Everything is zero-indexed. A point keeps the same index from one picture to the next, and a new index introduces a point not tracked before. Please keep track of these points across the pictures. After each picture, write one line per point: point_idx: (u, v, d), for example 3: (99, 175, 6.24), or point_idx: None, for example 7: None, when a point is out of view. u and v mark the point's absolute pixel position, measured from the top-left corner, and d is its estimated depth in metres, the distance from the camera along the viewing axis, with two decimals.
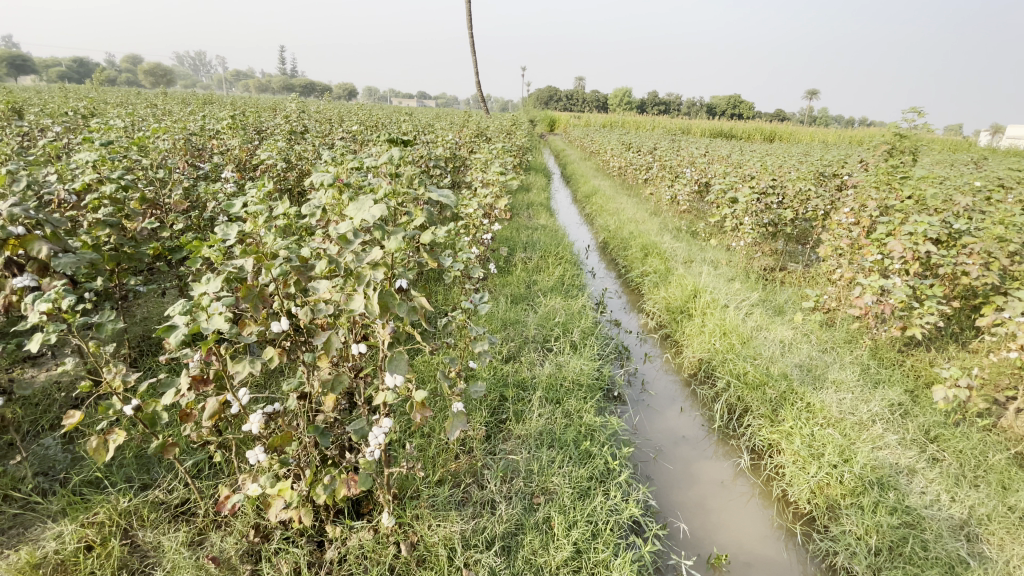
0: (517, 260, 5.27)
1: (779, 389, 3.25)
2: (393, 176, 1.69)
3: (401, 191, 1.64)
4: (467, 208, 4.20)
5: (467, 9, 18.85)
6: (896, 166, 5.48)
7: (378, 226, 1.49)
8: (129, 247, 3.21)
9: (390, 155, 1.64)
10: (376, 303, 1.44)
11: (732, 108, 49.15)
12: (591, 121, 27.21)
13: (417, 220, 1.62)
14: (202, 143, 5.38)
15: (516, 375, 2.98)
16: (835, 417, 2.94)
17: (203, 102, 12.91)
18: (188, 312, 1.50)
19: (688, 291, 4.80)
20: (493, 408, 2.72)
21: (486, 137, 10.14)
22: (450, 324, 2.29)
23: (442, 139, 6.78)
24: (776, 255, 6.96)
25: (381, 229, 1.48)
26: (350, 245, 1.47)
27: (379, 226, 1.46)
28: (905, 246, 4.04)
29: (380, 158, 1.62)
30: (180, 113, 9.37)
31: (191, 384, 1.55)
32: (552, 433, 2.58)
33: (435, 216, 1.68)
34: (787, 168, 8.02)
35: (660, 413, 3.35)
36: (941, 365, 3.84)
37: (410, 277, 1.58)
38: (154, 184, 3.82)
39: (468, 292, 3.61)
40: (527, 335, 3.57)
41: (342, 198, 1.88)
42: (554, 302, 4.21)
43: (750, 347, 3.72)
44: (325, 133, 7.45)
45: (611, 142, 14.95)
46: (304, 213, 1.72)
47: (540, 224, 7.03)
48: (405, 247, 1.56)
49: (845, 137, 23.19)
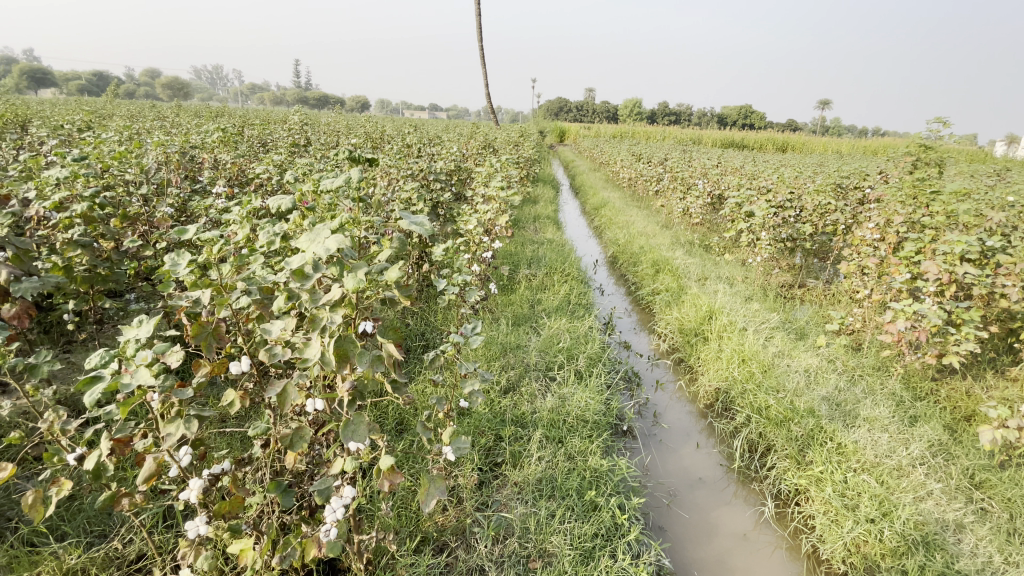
0: (521, 277, 5.02)
1: (805, 427, 2.94)
2: (358, 199, 1.45)
3: (366, 218, 1.39)
4: (467, 224, 3.95)
5: (477, 18, 18.75)
6: (923, 179, 5.16)
7: (337, 261, 1.25)
8: (104, 269, 3.01)
9: (353, 175, 1.40)
10: (333, 353, 1.19)
11: (743, 118, 48.89)
12: (600, 131, 27.04)
13: (386, 252, 1.37)
14: (198, 155, 5.22)
15: (514, 410, 2.72)
16: (870, 461, 2.62)
17: (214, 115, 12.85)
18: (110, 363, 1.27)
19: (702, 311, 4.52)
20: (487, 449, 2.45)
21: (492, 148, 9.95)
22: (437, 361, 2.04)
23: (446, 152, 6.59)
24: (794, 271, 6.65)
25: (340, 264, 1.24)
26: (305, 284, 1.24)
27: (337, 262, 1.22)
28: (941, 267, 3.69)
29: (339, 179, 1.38)
30: (187, 125, 9.28)
31: (115, 447, 1.35)
32: (553, 480, 2.31)
33: (407, 246, 1.43)
34: (804, 181, 7.70)
35: (673, 450, 3.07)
36: (981, 397, 3.50)
37: (376, 320, 1.34)
38: (137, 201, 3.63)
39: (465, 315, 3.36)
40: (529, 361, 3.31)
41: (308, 223, 1.65)
42: (559, 324, 3.94)
43: (771, 376, 3.42)
44: (327, 146, 7.29)
45: (621, 153, 14.73)
46: (261, 240, 1.49)
47: (547, 238, 6.78)
48: (368, 286, 1.31)
49: (859, 146, 22.81)
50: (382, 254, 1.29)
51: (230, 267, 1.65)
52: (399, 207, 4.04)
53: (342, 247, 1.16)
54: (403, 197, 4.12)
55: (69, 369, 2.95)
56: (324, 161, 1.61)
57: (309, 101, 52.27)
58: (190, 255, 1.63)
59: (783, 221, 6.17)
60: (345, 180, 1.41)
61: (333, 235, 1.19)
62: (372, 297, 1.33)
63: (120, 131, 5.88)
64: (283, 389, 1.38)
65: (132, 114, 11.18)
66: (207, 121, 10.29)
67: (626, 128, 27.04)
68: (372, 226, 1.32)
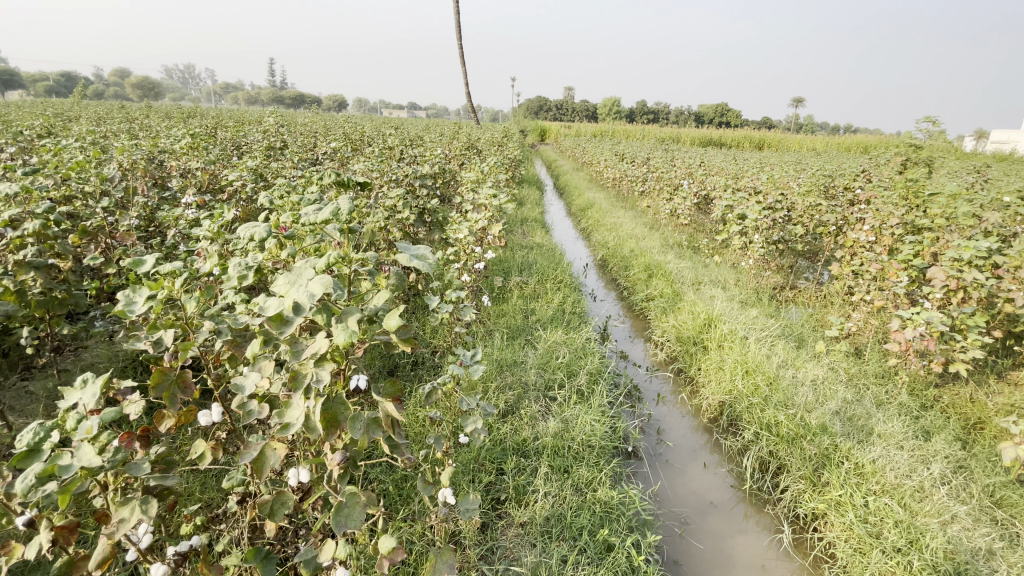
0: (512, 285, 4.83)
1: (819, 445, 2.82)
2: (346, 231, 1.25)
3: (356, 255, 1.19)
4: (458, 233, 3.74)
5: (457, 17, 18.46)
6: (915, 180, 5.12)
7: (322, 305, 1.04)
8: (63, 291, 2.73)
9: (341, 206, 1.20)
10: (320, 420, 0.99)
11: (720, 117, 49.51)
12: (581, 130, 26.98)
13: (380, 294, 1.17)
14: (166, 161, 4.89)
15: (516, 437, 2.53)
16: (890, 482, 2.50)
17: (184, 116, 12.34)
18: (45, 440, 1.05)
19: (701, 319, 4.38)
20: (489, 485, 2.26)
21: (477, 149, 9.71)
22: (435, 395, 1.84)
23: (430, 154, 6.36)
24: (785, 273, 6.59)
25: (326, 309, 1.04)
26: (286, 335, 1.03)
27: (324, 309, 1.01)
28: (947, 274, 3.60)
29: (323, 211, 1.18)
30: (155, 128, 8.87)
31: (58, 537, 1.12)
32: (561, 518, 2.14)
33: (404, 282, 1.23)
34: (791, 181, 7.66)
35: (681, 471, 2.91)
36: (987, 404, 3.44)
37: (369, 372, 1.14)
38: (98, 213, 3.33)
39: (459, 334, 3.15)
40: (527, 379, 3.12)
41: (287, 253, 1.43)
42: (555, 337, 3.76)
43: (778, 389, 3.29)
44: (304, 149, 6.97)
45: (605, 153, 14.63)
46: (231, 275, 1.27)
47: (536, 243, 6.59)
48: (360, 335, 1.11)
49: (834, 143, 23.18)
50: (379, 297, 1.08)
51: (195, 305, 1.41)
52: (386, 216, 3.80)
53: (329, 290, 0.95)
54: (389, 205, 3.89)
55: (23, 402, 2.66)
56: (309, 184, 1.41)
57: (285, 101, 51.10)
58: (147, 291, 1.38)
59: (774, 223, 6.10)
60: (335, 210, 1.21)
61: (318, 277, 0.98)
62: (365, 345, 1.13)
63: (82, 136, 5.51)
64: (261, 454, 1.18)
65: (96, 116, 10.63)
66: (178, 124, 9.84)
67: (607, 127, 27.03)
68: (367, 264, 1.12)
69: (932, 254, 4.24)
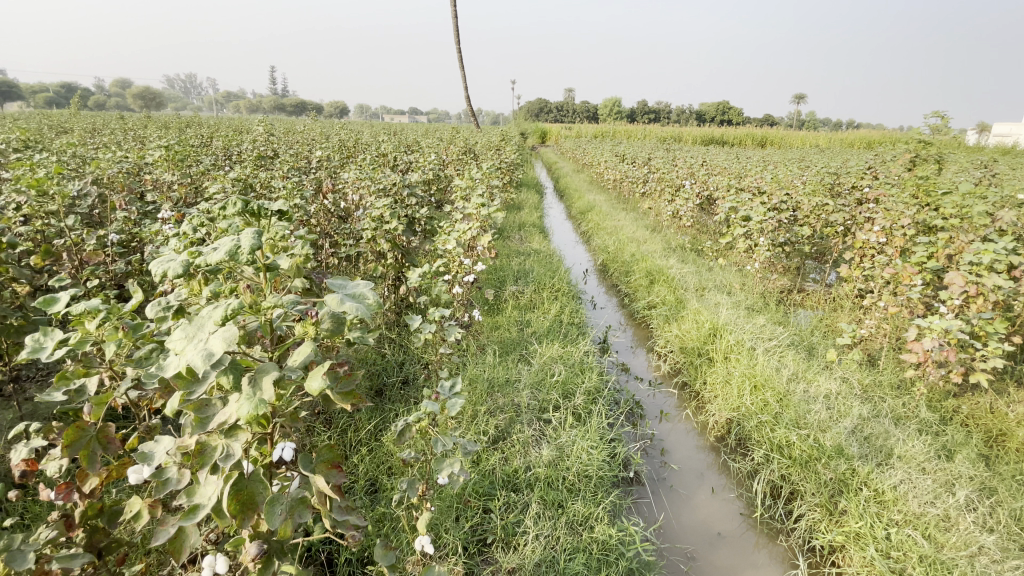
0: (508, 296, 4.64)
1: (835, 469, 2.60)
2: (262, 267, 1.11)
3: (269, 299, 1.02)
4: (446, 244, 3.54)
5: (454, 22, 18.36)
6: (926, 176, 4.88)
7: (231, 363, 0.87)
8: (19, 317, 2.55)
9: (248, 240, 1.03)
10: (229, 509, 0.86)
11: (722, 115, 49.23)
12: (582, 131, 26.76)
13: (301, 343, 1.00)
14: (148, 173, 4.73)
15: (505, 468, 2.34)
16: (913, 511, 2.28)
17: (180, 126, 12.22)
18: None
19: (705, 329, 4.16)
20: (473, 524, 2.07)
21: (474, 154, 9.53)
22: (409, 432, 1.66)
23: (423, 160, 6.18)
24: (791, 275, 6.37)
25: (235, 366, 0.87)
26: (195, 396, 0.87)
27: (231, 368, 0.85)
28: (966, 278, 3.36)
29: (226, 248, 1.01)
30: (146, 139, 8.73)
31: None
32: (553, 562, 1.94)
33: (337, 327, 1.07)
34: (795, 180, 7.42)
35: (687, 498, 2.70)
36: (1008, 414, 3.21)
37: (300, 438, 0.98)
38: (64, 231, 3.15)
39: (446, 355, 2.96)
40: (519, 401, 2.91)
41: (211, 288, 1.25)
42: (551, 352, 3.56)
43: (790, 407, 3.07)
44: (296, 157, 6.79)
45: (605, 155, 14.43)
46: (149, 315, 1.08)
47: (533, 249, 6.40)
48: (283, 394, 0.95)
49: (837, 139, 22.87)
50: (303, 349, 0.93)
51: (116, 347, 1.24)
52: (370, 228, 3.61)
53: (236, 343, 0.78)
54: (375, 216, 3.70)
55: None
56: (222, 206, 1.22)
57: (286, 108, 51.24)
58: (61, 333, 1.21)
59: (779, 224, 5.87)
60: (232, 247, 1.03)
61: (220, 331, 0.81)
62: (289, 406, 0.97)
63: (64, 151, 5.35)
64: (181, 531, 1.03)
65: (93, 128, 10.55)
66: (170, 134, 9.69)
67: (607, 128, 26.78)
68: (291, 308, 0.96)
69: (946, 255, 4.01)
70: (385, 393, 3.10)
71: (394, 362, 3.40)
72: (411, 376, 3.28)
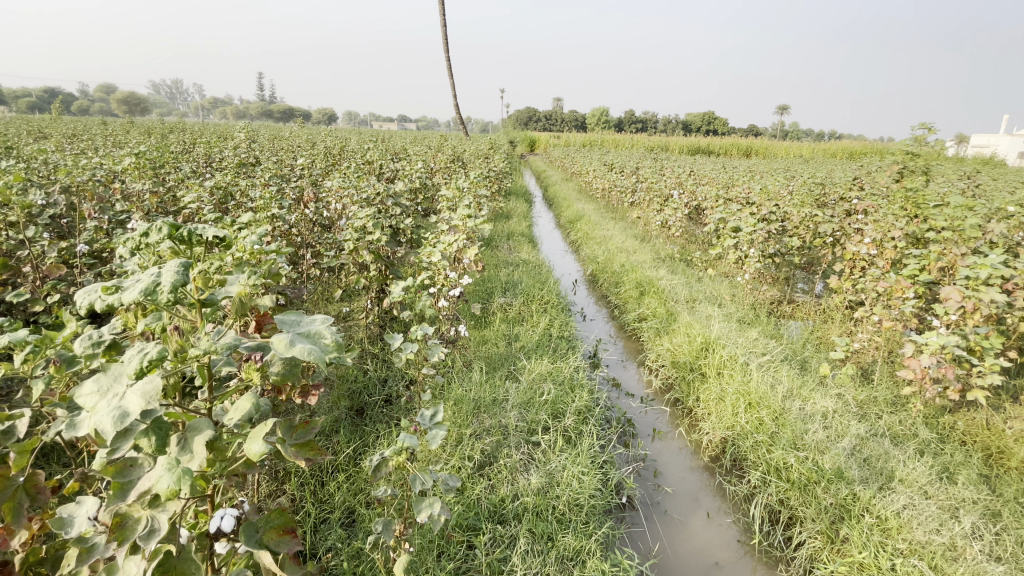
0: (495, 308, 4.51)
1: (835, 494, 2.50)
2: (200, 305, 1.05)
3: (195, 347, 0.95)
4: (430, 256, 3.41)
5: (442, 30, 18.30)
6: (915, 188, 4.85)
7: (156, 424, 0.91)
8: None
9: (171, 276, 0.92)
10: None
11: (708, 125, 49.83)
12: (570, 140, 26.86)
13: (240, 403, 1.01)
14: (120, 180, 4.51)
15: (491, 498, 2.21)
16: (920, 540, 2.18)
17: (160, 132, 11.90)
18: None
19: (697, 343, 4.06)
20: (457, 562, 1.93)
21: (462, 163, 9.42)
22: (386, 468, 1.54)
23: (409, 169, 6.04)
24: (781, 286, 6.34)
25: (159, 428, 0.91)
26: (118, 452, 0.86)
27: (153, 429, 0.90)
28: (962, 293, 3.29)
29: (145, 285, 0.90)
30: (121, 145, 8.43)
31: None
32: None
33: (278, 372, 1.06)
34: (783, 190, 7.41)
35: (681, 524, 2.58)
36: (1005, 429, 3.14)
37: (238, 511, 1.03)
38: (23, 240, 2.94)
39: (428, 375, 2.82)
40: (507, 422, 2.77)
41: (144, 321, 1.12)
42: (540, 368, 3.44)
43: (787, 426, 2.97)
44: (278, 164, 6.60)
45: (593, 164, 14.42)
46: (80, 352, 0.96)
47: (522, 259, 6.29)
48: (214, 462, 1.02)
49: (819, 150, 23.19)
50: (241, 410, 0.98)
51: (45, 385, 1.09)
52: (353, 239, 3.46)
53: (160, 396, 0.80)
54: (357, 226, 3.55)
55: None
56: (136, 234, 1.07)
57: (272, 115, 50.85)
58: None
59: (769, 235, 5.83)
60: (151, 284, 0.91)
61: (136, 386, 0.83)
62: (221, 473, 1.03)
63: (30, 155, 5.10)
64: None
65: (70, 133, 10.24)
66: (147, 139, 9.39)
67: (595, 137, 26.95)
68: (223, 352, 0.96)
69: (939, 268, 3.96)
70: (366, 413, 2.95)
71: (376, 380, 3.25)
72: (393, 395, 3.13)
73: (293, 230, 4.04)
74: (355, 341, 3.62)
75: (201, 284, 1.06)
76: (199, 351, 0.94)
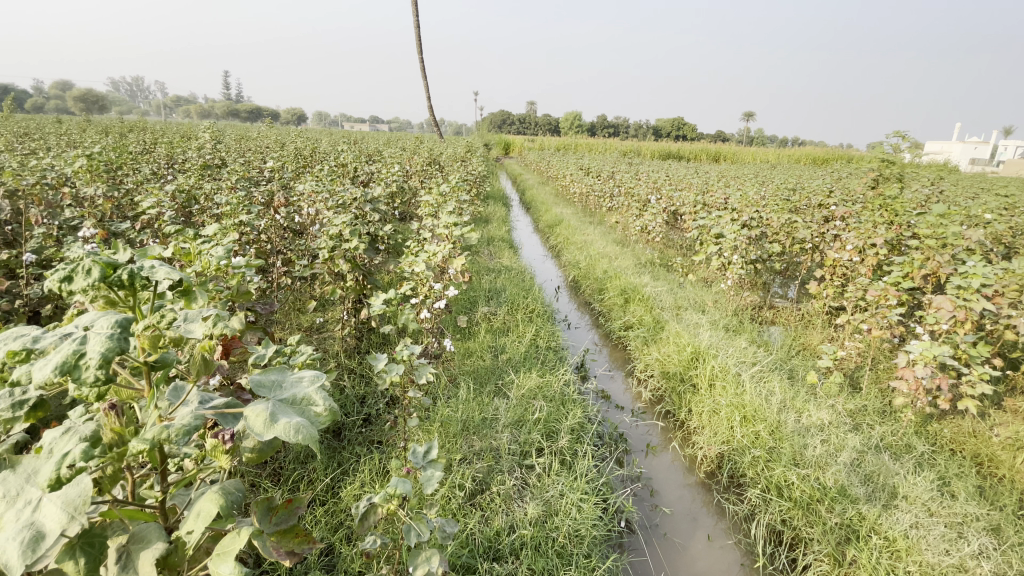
0: (478, 319, 4.33)
1: (841, 514, 2.43)
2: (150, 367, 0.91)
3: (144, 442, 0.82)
4: (413, 266, 3.22)
5: (416, 32, 17.88)
6: (893, 196, 4.89)
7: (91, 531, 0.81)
8: None
9: (101, 350, 0.75)
10: None
11: (679, 131, 50.69)
12: (544, 143, 26.88)
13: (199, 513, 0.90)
14: (71, 183, 4.15)
15: (486, 532, 2.06)
16: (930, 561, 2.12)
17: (115, 131, 11.23)
18: None
19: (687, 353, 3.97)
20: None
21: (438, 166, 9.17)
22: (375, 517, 1.37)
23: (386, 172, 5.80)
24: (760, 291, 6.34)
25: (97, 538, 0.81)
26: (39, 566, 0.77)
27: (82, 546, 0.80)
28: (954, 303, 3.28)
29: (68, 361, 0.73)
30: (72, 145, 7.86)
31: None
32: None
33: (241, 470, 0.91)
34: (760, 196, 7.46)
35: (682, 548, 2.46)
36: (992, 437, 3.14)
37: None
38: None
39: (413, 396, 2.64)
40: (498, 445, 2.61)
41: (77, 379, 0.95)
42: (528, 382, 3.27)
43: (784, 441, 2.90)
44: (245, 166, 6.25)
45: (570, 168, 14.36)
46: None
47: (503, 266, 6.11)
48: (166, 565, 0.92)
49: (786, 156, 23.84)
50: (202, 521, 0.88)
51: None
52: (327, 247, 3.23)
53: (86, 508, 0.74)
54: (333, 232, 3.32)
55: None
56: (54, 277, 0.80)
57: (240, 114, 49.30)
58: None
59: (751, 241, 5.82)
60: (71, 357, 0.74)
61: (56, 498, 0.74)
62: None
63: None
64: None
65: (18, 131, 9.54)
66: (103, 139, 8.81)
67: (569, 141, 27.03)
68: (178, 440, 0.84)
69: (924, 275, 3.96)
70: (344, 435, 2.74)
71: (354, 398, 3.04)
72: (374, 415, 2.93)
73: (262, 237, 3.78)
74: (330, 356, 3.39)
75: (151, 346, 0.92)
76: (144, 444, 0.82)
